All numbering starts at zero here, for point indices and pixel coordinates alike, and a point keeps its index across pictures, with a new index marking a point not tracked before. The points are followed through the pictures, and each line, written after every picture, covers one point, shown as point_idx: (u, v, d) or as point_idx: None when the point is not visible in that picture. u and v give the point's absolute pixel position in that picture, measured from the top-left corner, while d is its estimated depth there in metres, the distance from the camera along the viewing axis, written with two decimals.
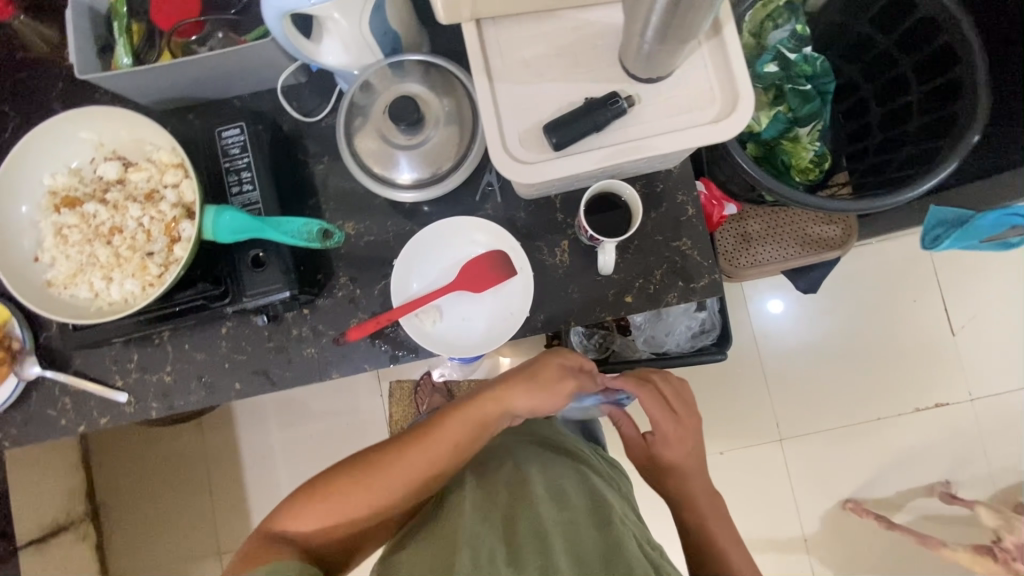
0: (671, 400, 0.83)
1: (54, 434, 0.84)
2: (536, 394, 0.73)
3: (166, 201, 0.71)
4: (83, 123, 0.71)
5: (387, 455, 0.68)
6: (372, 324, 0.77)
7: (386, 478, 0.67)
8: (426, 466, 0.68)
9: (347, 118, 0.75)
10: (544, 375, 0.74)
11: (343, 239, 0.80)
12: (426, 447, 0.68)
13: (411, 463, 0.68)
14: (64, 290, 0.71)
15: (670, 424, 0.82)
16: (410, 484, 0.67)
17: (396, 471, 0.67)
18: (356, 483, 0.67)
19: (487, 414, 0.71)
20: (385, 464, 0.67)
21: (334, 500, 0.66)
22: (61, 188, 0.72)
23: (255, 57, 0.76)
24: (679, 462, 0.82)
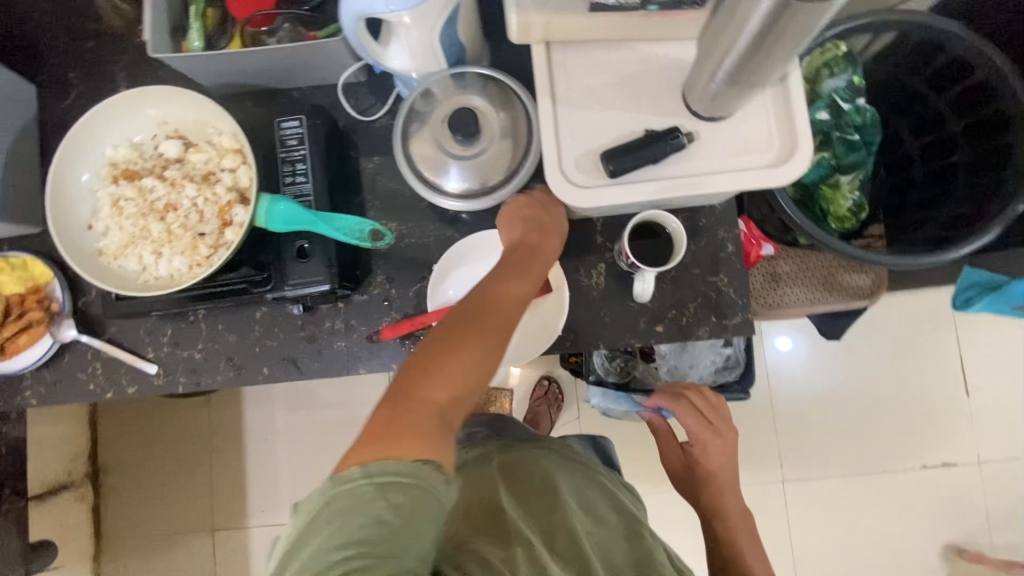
0: (707, 415, 0.89)
1: (81, 397, 0.85)
2: (550, 235, 0.74)
3: (222, 184, 0.73)
4: (151, 101, 0.73)
5: (471, 318, 0.60)
6: (408, 326, 0.78)
7: (488, 330, 0.60)
8: (515, 307, 0.63)
9: (404, 122, 0.77)
10: (558, 229, 0.75)
11: (391, 242, 0.82)
12: (502, 299, 0.63)
13: (500, 307, 0.63)
14: (113, 260, 0.73)
15: (708, 436, 0.88)
16: (511, 326, 0.62)
17: (498, 320, 0.61)
18: (460, 348, 0.58)
19: (536, 261, 0.70)
20: (476, 319, 0.60)
21: (463, 352, 0.57)
22: (122, 160, 0.74)
23: (321, 53, 0.78)
24: (716, 472, 0.87)
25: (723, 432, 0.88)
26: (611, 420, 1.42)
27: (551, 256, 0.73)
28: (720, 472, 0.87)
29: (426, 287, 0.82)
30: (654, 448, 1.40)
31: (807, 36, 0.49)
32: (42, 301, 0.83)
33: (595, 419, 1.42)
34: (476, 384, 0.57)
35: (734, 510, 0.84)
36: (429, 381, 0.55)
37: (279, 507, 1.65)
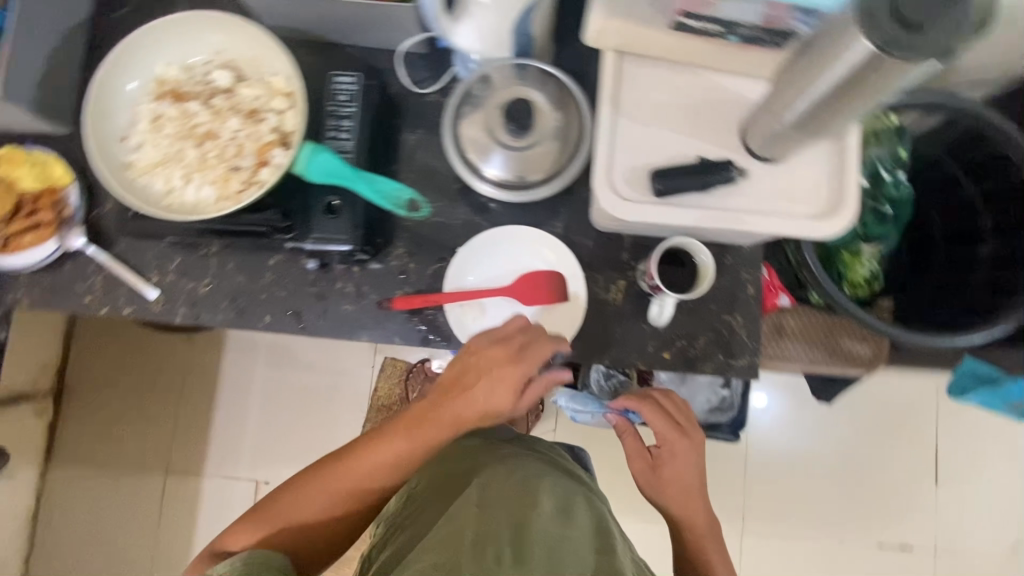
0: (674, 414, 0.86)
1: (74, 307, 0.83)
2: (473, 394, 0.73)
3: (267, 124, 0.72)
4: (214, 26, 0.72)
5: (342, 461, 0.76)
6: (429, 300, 0.79)
7: (347, 474, 0.76)
8: (386, 465, 0.75)
9: (459, 102, 0.77)
10: (490, 405, 0.73)
11: (425, 216, 0.83)
12: (371, 456, 0.76)
13: (370, 460, 0.76)
14: (140, 176, 0.71)
15: (678, 440, 0.84)
16: (372, 478, 0.76)
17: (354, 471, 0.76)
18: (316, 476, 0.77)
19: (427, 423, 0.75)
20: (345, 466, 0.76)
21: (310, 485, 0.76)
22: (173, 80, 0.73)
23: (390, 17, 0.78)
24: (683, 476, 0.85)
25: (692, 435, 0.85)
26: (586, 440, 1.42)
27: (457, 421, 0.75)
28: (685, 476, 0.85)
29: (447, 268, 0.81)
30: (623, 476, 1.40)
31: (881, 97, 0.50)
32: (55, 202, 0.82)
33: (571, 435, 1.42)
34: (308, 517, 0.76)
35: (698, 517, 0.84)
36: (294, 493, 0.77)
37: (239, 461, 1.63)
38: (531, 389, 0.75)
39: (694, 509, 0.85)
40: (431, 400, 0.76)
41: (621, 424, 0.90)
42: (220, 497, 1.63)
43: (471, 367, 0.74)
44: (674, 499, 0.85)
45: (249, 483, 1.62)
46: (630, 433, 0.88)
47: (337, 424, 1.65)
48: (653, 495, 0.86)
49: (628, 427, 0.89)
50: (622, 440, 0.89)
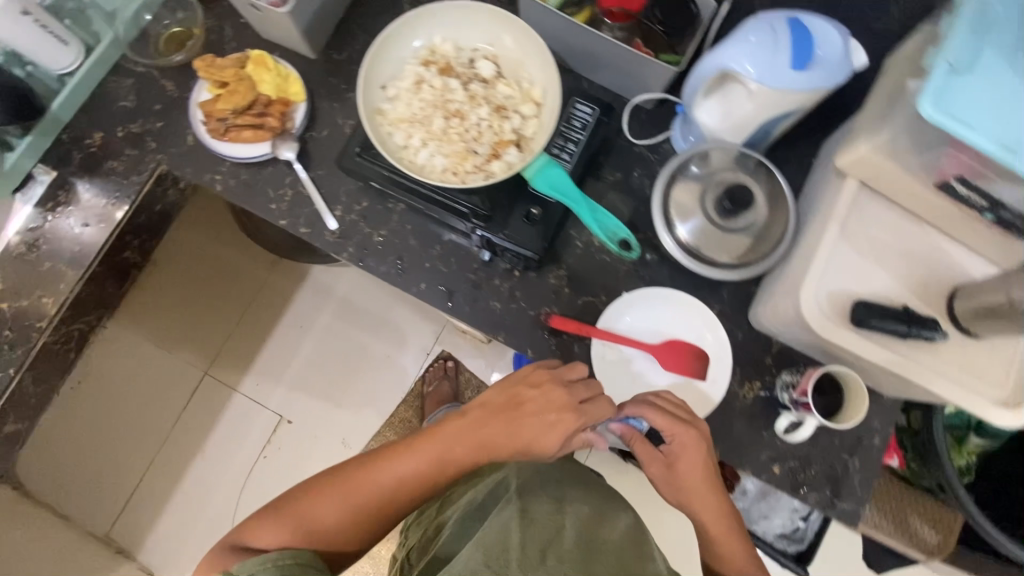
0: (681, 411, 0.74)
1: (258, 209, 0.88)
2: (524, 425, 0.75)
3: (510, 122, 0.77)
4: (499, 23, 0.78)
5: (365, 468, 0.73)
6: (581, 329, 0.80)
7: (373, 484, 0.72)
8: (416, 477, 0.74)
9: (680, 164, 0.80)
10: (539, 441, 0.75)
11: (634, 258, 0.86)
12: (399, 467, 0.74)
13: (397, 471, 0.73)
14: (386, 124, 0.76)
15: (689, 446, 0.74)
16: (398, 491, 0.73)
17: (383, 476, 0.73)
18: (340, 480, 0.73)
19: (462, 444, 0.75)
20: (371, 473, 0.73)
21: (335, 488, 0.72)
22: (443, 53, 0.79)
23: (644, 70, 0.83)
24: (700, 474, 0.75)
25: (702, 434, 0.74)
26: None
27: (497, 447, 0.76)
28: (699, 473, 0.75)
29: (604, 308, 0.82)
30: None
31: None
32: (284, 113, 0.89)
33: None
34: (329, 524, 0.70)
35: (716, 513, 0.76)
36: (316, 498, 0.71)
37: (274, 393, 1.67)
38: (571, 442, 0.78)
39: (712, 509, 0.75)
40: (476, 421, 0.76)
41: (626, 430, 0.78)
42: (242, 419, 1.66)
43: (517, 396, 0.77)
44: (690, 501, 0.76)
45: (273, 417, 1.66)
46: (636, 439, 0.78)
47: (377, 394, 1.68)
48: (672, 495, 0.77)
49: (636, 436, 0.78)
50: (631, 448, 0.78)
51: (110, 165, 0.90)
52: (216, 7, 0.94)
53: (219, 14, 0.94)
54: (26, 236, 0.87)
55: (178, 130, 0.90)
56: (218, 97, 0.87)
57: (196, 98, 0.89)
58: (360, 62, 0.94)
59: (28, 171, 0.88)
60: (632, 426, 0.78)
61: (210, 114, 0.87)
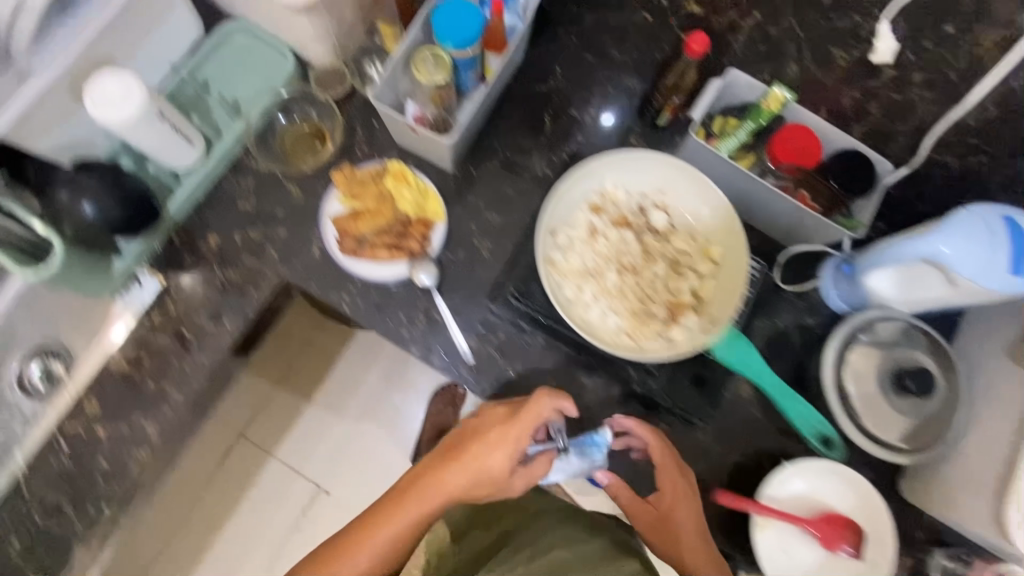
0: (682, 463, 0.77)
1: (391, 337, 0.83)
2: (478, 466, 0.75)
3: (687, 281, 0.72)
4: (677, 174, 0.74)
5: (346, 544, 0.77)
6: (744, 505, 0.75)
7: (356, 559, 0.76)
8: (391, 545, 0.77)
9: (851, 334, 0.78)
10: (481, 465, 0.75)
11: (839, 457, 0.80)
12: (373, 539, 0.77)
13: (375, 543, 0.77)
14: (556, 275, 0.72)
15: (666, 466, 0.76)
16: (379, 560, 0.77)
17: (371, 540, 0.77)
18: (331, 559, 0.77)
19: (422, 490, 0.77)
20: (351, 550, 0.77)
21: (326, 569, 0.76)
22: (616, 200, 0.75)
23: (811, 225, 0.80)
24: (675, 508, 0.76)
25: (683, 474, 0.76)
26: None
27: (444, 488, 0.76)
28: (689, 518, 0.76)
29: (767, 474, 0.78)
30: None
31: None
32: (425, 235, 0.83)
33: None
34: None
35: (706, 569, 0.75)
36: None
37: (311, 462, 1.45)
38: (523, 469, 0.77)
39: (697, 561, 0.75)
40: (433, 460, 0.80)
41: (613, 480, 0.81)
42: (274, 491, 1.44)
43: (471, 454, 0.76)
44: (670, 547, 0.77)
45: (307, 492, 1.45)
46: (508, 404, 0.78)
47: None
48: (666, 548, 0.78)
49: (618, 483, 0.81)
50: (619, 498, 0.82)
51: (226, 274, 0.82)
52: (348, 106, 0.87)
53: (351, 113, 0.87)
54: (130, 350, 0.79)
55: (303, 241, 0.84)
56: (356, 215, 0.81)
57: (327, 211, 0.83)
58: (498, 177, 0.89)
59: (133, 275, 0.80)
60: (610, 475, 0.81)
61: (345, 231, 0.81)
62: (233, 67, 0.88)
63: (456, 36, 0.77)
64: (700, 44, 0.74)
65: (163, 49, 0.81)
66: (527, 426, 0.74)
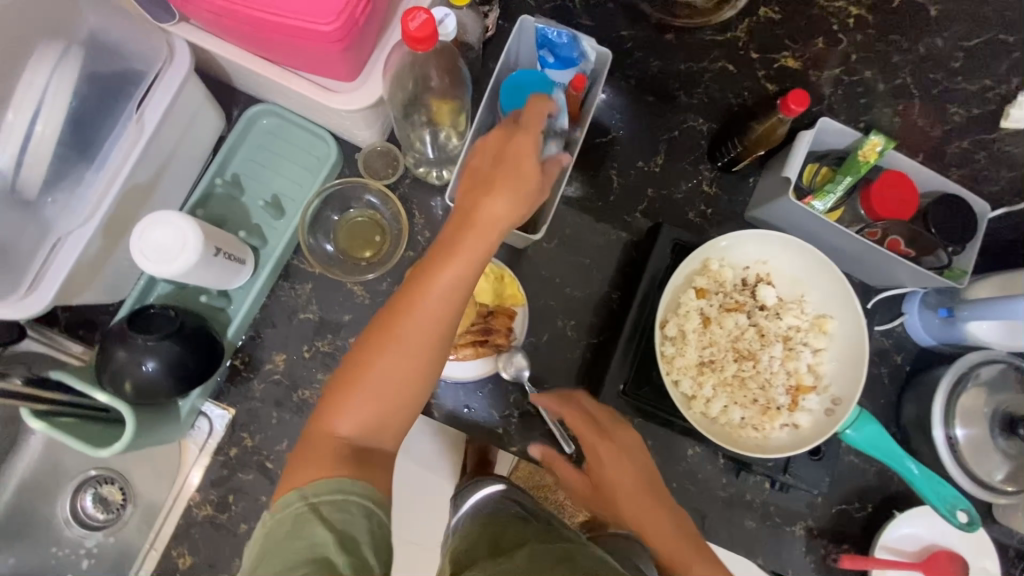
0: (594, 414, 0.67)
1: (485, 435, 0.79)
2: (499, 174, 0.56)
3: (802, 358, 0.70)
4: (782, 247, 0.70)
5: (357, 359, 0.55)
6: (874, 566, 0.77)
7: (390, 363, 0.54)
8: (422, 344, 0.54)
9: (957, 382, 0.78)
10: (520, 178, 0.55)
11: (972, 529, 0.68)
12: (399, 342, 0.54)
13: (405, 348, 0.54)
14: (671, 373, 0.68)
15: (583, 431, 0.66)
16: (414, 371, 0.55)
17: (399, 346, 0.54)
18: (366, 372, 0.54)
19: (452, 259, 0.54)
20: (366, 368, 0.54)
21: (373, 375, 0.54)
22: (722, 280, 0.70)
23: (906, 273, 0.78)
24: (619, 481, 0.64)
25: (584, 412, 0.67)
26: None
27: (493, 231, 0.55)
28: (628, 480, 0.64)
29: (877, 523, 0.81)
30: None
31: None
32: (510, 329, 0.78)
33: None
34: (380, 417, 0.55)
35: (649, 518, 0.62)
36: (342, 423, 0.54)
37: None
38: (548, 170, 0.59)
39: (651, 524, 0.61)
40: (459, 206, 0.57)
41: (545, 452, 0.70)
42: None
43: (498, 179, 0.56)
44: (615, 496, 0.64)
45: None
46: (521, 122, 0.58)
47: None
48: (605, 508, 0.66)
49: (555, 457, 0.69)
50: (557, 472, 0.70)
51: (301, 395, 0.75)
52: (399, 188, 0.78)
53: (404, 196, 0.78)
54: (210, 493, 0.73)
55: None
56: None
57: None
58: (571, 246, 0.83)
59: (198, 409, 0.73)
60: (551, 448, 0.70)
61: None
62: (266, 158, 0.77)
63: None
64: (800, 104, 0.69)
65: (187, 158, 0.70)
66: (537, 134, 0.57)
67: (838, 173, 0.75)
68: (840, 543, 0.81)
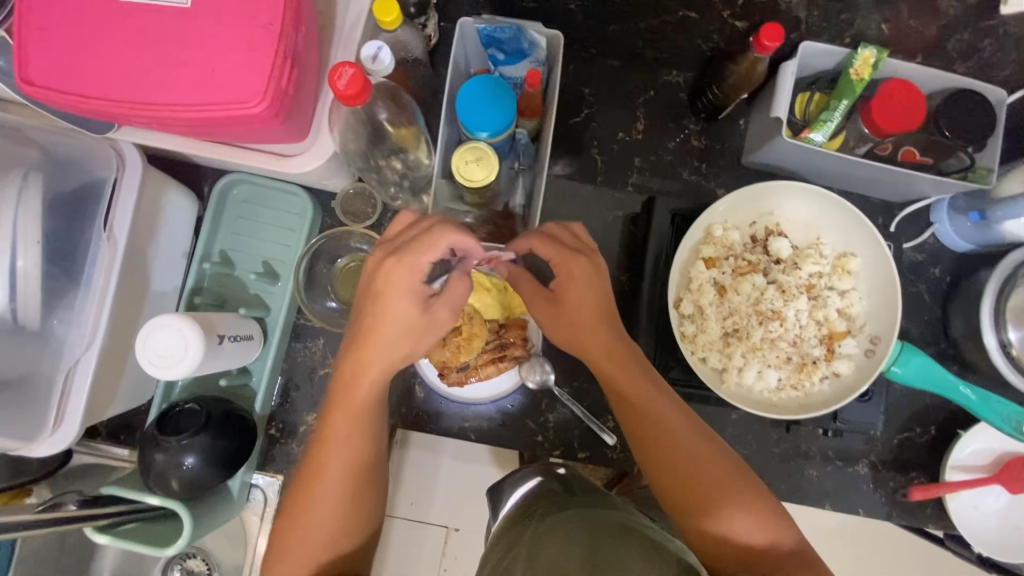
0: (568, 242, 0.63)
1: (525, 447, 0.78)
2: (382, 300, 0.54)
3: (831, 305, 0.67)
4: (781, 191, 0.66)
5: (294, 505, 0.56)
6: (945, 491, 0.75)
7: (324, 505, 0.55)
8: (341, 476, 0.56)
9: (1002, 286, 0.73)
10: (399, 316, 0.54)
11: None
12: (323, 494, 0.55)
13: (325, 488, 0.55)
14: (696, 351, 0.66)
15: (580, 275, 0.61)
16: (345, 511, 0.56)
17: (324, 481, 0.56)
18: (310, 503, 0.55)
19: (351, 383, 0.56)
20: (309, 502, 0.55)
21: (316, 508, 0.55)
22: (729, 243, 0.67)
23: (923, 185, 0.73)
24: (587, 307, 0.61)
25: (580, 256, 0.61)
26: None
27: (384, 350, 0.55)
28: (662, 417, 0.58)
29: (943, 448, 0.78)
30: None
31: None
32: (524, 337, 0.77)
33: None
34: (332, 546, 0.55)
35: (693, 471, 0.56)
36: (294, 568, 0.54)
37: None
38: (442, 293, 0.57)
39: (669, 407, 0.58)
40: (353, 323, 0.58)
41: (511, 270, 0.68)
42: None
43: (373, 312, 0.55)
44: (664, 455, 0.57)
45: None
46: (382, 249, 0.56)
47: None
48: (554, 328, 0.63)
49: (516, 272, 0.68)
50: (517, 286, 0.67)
51: None
52: (383, 226, 0.77)
53: None
54: None
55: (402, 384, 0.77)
56: (453, 348, 0.72)
57: None
58: None
59: (248, 483, 0.75)
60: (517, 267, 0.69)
61: (445, 366, 0.73)
62: (247, 227, 0.76)
63: (484, 123, 0.65)
64: (773, 39, 0.63)
65: (170, 252, 0.71)
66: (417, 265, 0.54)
67: (832, 97, 0.69)
68: (908, 472, 0.79)
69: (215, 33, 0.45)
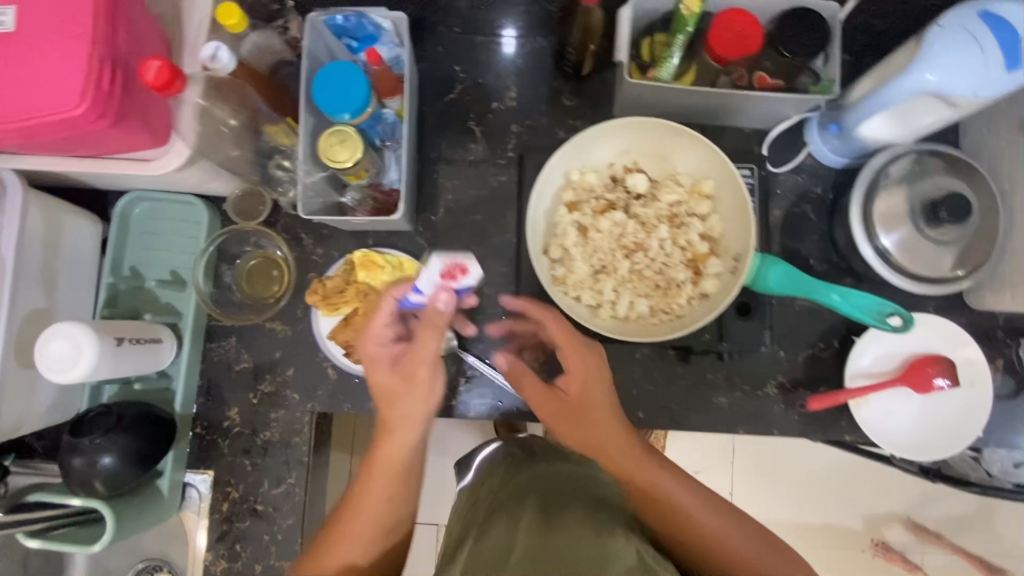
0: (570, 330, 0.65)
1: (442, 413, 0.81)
2: (380, 375, 0.64)
3: (692, 230, 0.69)
4: (630, 132, 0.70)
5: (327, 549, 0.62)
6: (846, 397, 0.76)
7: (354, 547, 0.62)
8: (372, 525, 0.63)
9: (871, 189, 0.75)
10: (387, 384, 0.64)
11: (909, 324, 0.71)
12: (354, 537, 0.62)
13: (359, 532, 0.63)
14: (569, 291, 0.69)
15: (592, 367, 0.64)
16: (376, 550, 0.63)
17: (358, 524, 0.63)
18: (341, 544, 0.62)
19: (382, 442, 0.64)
20: (342, 548, 0.62)
21: (348, 547, 0.62)
22: (588, 186, 0.71)
23: (777, 106, 0.76)
24: (598, 396, 0.63)
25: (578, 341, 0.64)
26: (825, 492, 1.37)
27: (399, 416, 0.63)
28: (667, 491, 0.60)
29: (844, 357, 0.79)
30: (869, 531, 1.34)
31: None
32: None
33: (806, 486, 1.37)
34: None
35: (699, 521, 0.58)
36: None
37: None
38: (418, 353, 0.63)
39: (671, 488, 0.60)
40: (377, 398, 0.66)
41: (511, 364, 0.70)
42: None
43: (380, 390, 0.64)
44: (663, 520, 0.59)
45: None
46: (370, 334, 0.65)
47: None
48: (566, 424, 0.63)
49: (518, 365, 0.69)
50: (520, 383, 0.68)
51: (263, 437, 0.80)
52: (278, 221, 0.81)
53: (286, 226, 0.81)
54: (219, 548, 0.78)
55: (316, 368, 0.81)
56: (353, 327, 0.76)
57: (322, 332, 0.80)
58: (462, 213, 0.83)
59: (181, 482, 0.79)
60: (518, 363, 0.69)
61: (350, 345, 0.77)
62: (152, 240, 0.81)
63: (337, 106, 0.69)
64: None
65: (74, 269, 0.75)
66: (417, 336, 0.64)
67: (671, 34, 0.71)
68: (817, 386, 0.80)
69: (34, 51, 0.50)
